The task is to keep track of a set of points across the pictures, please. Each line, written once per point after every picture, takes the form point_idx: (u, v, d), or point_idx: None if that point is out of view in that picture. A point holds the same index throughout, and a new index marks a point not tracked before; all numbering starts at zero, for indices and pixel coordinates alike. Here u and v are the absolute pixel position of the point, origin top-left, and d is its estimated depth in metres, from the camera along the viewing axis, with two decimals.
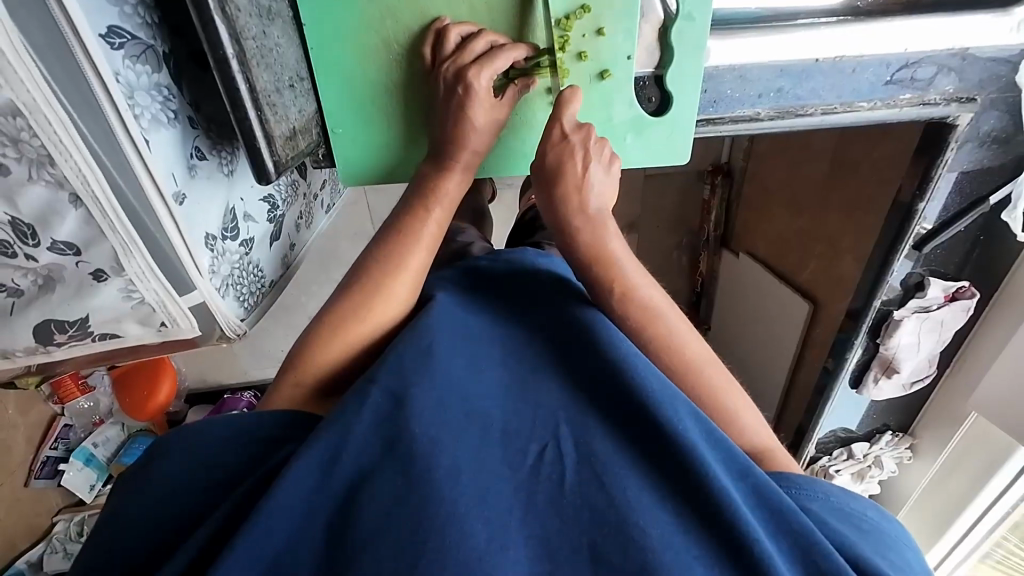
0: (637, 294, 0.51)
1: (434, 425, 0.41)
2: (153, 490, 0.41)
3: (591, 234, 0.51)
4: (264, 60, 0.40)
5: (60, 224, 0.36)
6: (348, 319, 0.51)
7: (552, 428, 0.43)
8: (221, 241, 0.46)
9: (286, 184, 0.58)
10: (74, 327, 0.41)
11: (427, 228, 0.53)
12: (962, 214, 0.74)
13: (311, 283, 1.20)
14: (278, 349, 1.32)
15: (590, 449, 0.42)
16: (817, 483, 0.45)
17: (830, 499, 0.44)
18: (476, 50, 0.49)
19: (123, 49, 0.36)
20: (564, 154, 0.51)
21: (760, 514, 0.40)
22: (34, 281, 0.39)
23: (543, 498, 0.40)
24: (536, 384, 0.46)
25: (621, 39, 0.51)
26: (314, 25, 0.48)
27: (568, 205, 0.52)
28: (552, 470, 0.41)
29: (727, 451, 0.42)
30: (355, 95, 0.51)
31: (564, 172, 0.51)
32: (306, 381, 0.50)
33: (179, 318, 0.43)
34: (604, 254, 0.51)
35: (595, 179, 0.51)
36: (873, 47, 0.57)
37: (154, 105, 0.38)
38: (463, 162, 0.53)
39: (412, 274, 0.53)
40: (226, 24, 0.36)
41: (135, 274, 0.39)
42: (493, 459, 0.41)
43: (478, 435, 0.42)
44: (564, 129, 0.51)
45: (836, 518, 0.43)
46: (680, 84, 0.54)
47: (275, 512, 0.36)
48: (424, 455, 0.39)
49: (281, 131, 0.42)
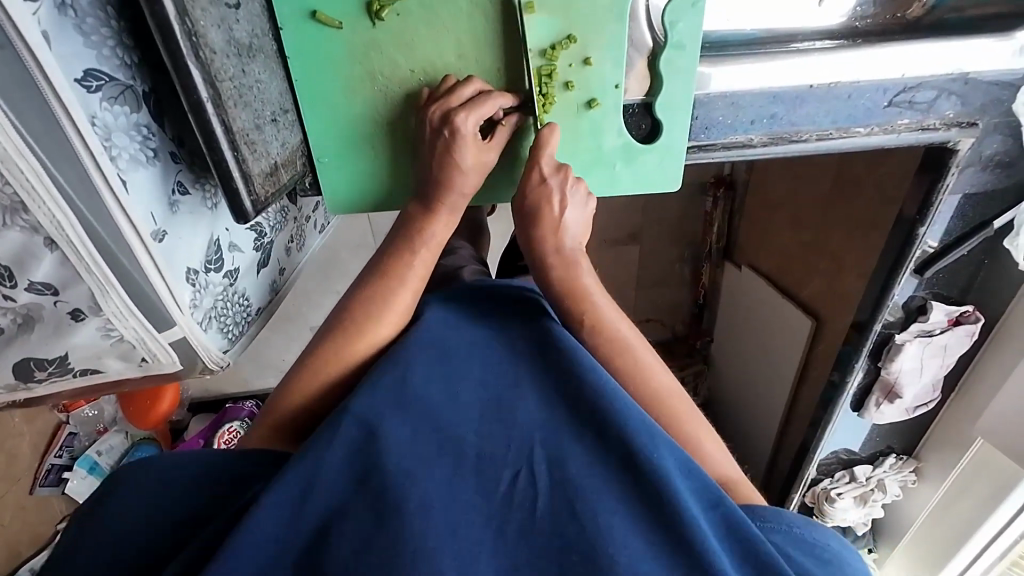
0: (609, 316, 0.54)
1: (410, 456, 0.41)
2: (112, 525, 0.40)
3: (566, 271, 0.55)
4: (242, 99, 0.39)
5: (36, 266, 0.36)
6: (328, 362, 0.51)
7: (525, 456, 0.42)
8: (204, 274, 0.46)
9: (276, 211, 0.59)
10: (54, 364, 0.41)
11: (413, 269, 0.53)
12: (966, 237, 0.72)
13: (313, 296, 1.21)
14: (279, 359, 1.32)
15: (565, 471, 0.41)
16: (799, 524, 0.43)
17: (809, 543, 0.43)
18: (465, 94, 0.48)
19: (100, 91, 0.36)
20: (542, 198, 0.52)
21: (727, 545, 0.39)
22: (14, 320, 0.39)
23: (514, 526, 0.39)
24: (508, 406, 0.45)
25: (610, 68, 0.51)
26: (299, 61, 0.48)
27: (545, 247, 0.55)
28: (523, 499, 0.40)
29: (700, 481, 0.42)
30: (342, 131, 0.51)
31: (542, 216, 0.53)
32: (285, 418, 0.50)
33: (159, 354, 0.43)
34: (577, 288, 0.54)
35: (571, 221, 0.53)
36: (871, 72, 0.56)
37: (132, 145, 0.38)
38: (449, 205, 0.52)
39: (396, 316, 0.53)
40: (200, 68, 0.35)
41: (113, 313, 0.39)
42: (465, 492, 0.40)
43: (451, 461, 0.41)
44: (543, 172, 0.52)
45: (814, 564, 0.41)
46: (670, 112, 0.54)
47: (251, 544, 0.36)
48: (399, 489, 0.39)
49: (261, 168, 0.42)
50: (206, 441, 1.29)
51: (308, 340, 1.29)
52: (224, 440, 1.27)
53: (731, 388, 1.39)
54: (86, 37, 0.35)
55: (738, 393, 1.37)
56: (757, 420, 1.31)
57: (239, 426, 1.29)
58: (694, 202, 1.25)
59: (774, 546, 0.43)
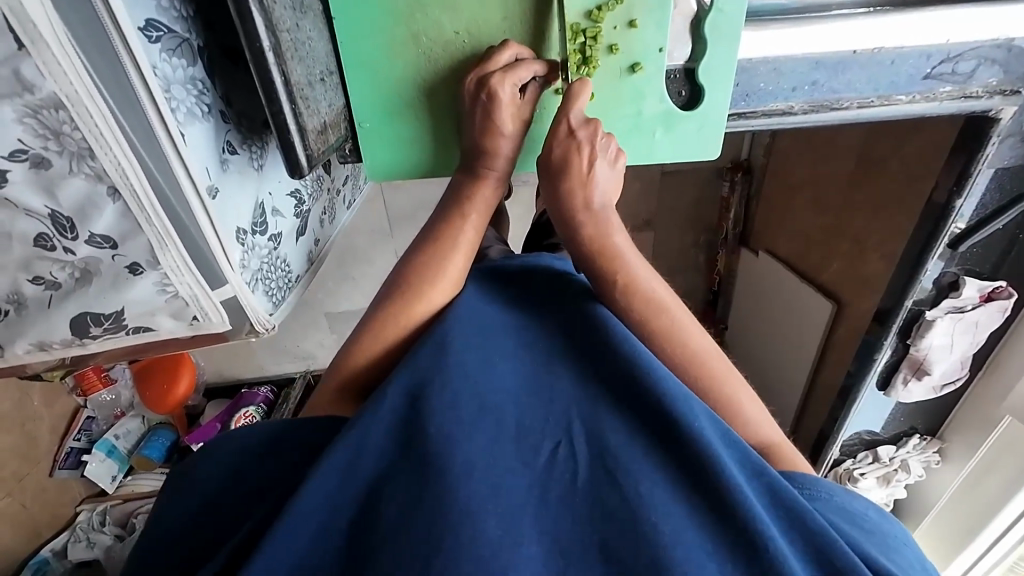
0: (641, 275, 0.49)
1: (449, 423, 0.41)
2: (192, 496, 0.41)
3: (597, 228, 0.50)
4: (297, 53, 0.40)
5: (97, 217, 0.36)
6: (381, 332, 0.50)
7: (565, 423, 0.43)
8: (252, 236, 0.46)
9: (312, 180, 0.59)
10: (109, 320, 0.42)
11: (463, 236, 0.53)
12: (1001, 210, 0.70)
13: (327, 280, 1.21)
14: (295, 344, 1.33)
15: (602, 442, 0.41)
16: (823, 483, 0.44)
17: (835, 501, 0.43)
18: (504, 60, 0.48)
19: (160, 42, 0.36)
20: (569, 151, 0.50)
21: (772, 512, 0.39)
22: (71, 274, 0.39)
23: (556, 494, 0.39)
24: (550, 375, 0.46)
25: (653, 31, 0.50)
26: (345, 22, 0.48)
27: (574, 200, 0.50)
28: (563, 470, 0.40)
29: (741, 450, 0.41)
30: (384, 95, 0.51)
31: (571, 167, 0.50)
32: (342, 389, 0.49)
33: (210, 312, 0.43)
34: (608, 245, 0.50)
35: (601, 175, 0.50)
36: (911, 38, 0.55)
37: (189, 99, 0.38)
38: (496, 171, 0.52)
39: (448, 280, 0.52)
40: (262, 15, 0.35)
41: (170, 267, 0.40)
42: (506, 456, 0.40)
43: (490, 429, 0.41)
44: (571, 124, 0.50)
45: (844, 520, 0.42)
46: (711, 79, 0.53)
47: (301, 508, 0.37)
48: (437, 456, 0.39)
49: (313, 125, 0.42)
50: (222, 425, 1.29)
51: (323, 325, 1.29)
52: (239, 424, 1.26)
53: (746, 375, 1.39)
54: None
55: (753, 379, 1.37)
56: (772, 406, 1.31)
57: (255, 411, 1.29)
58: (711, 186, 1.23)
59: None
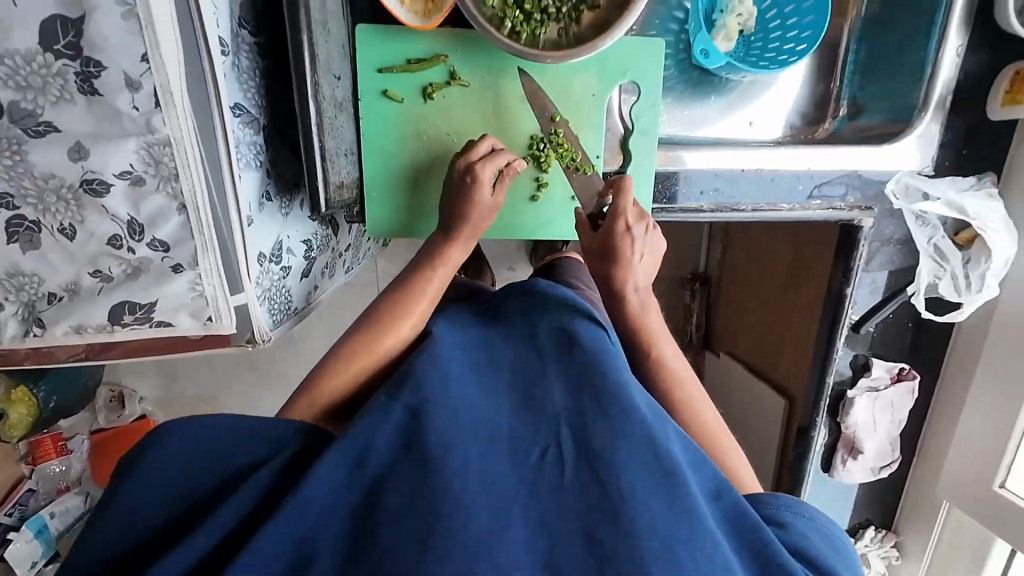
0: (666, 351, 0.61)
1: (449, 430, 0.45)
2: (174, 469, 0.44)
3: (641, 309, 0.62)
4: (332, 133, 0.56)
5: (163, 225, 0.48)
6: (355, 352, 0.59)
7: (554, 429, 0.46)
8: (268, 262, 0.59)
9: (322, 234, 0.73)
10: (142, 310, 0.51)
11: (432, 282, 0.65)
12: (885, 302, 0.83)
13: (312, 357, 1.20)
14: None
15: (590, 447, 0.44)
16: (802, 505, 0.50)
17: (813, 521, 0.49)
18: (481, 150, 0.65)
19: (240, 117, 0.52)
20: (623, 243, 0.61)
21: (726, 520, 0.44)
22: (124, 271, 0.50)
23: (546, 491, 0.43)
24: (544, 390, 0.50)
25: (592, 143, 0.69)
26: (369, 120, 0.66)
27: (625, 284, 0.62)
28: (552, 474, 0.44)
29: (706, 469, 0.47)
30: (390, 173, 0.68)
31: (621, 254, 0.61)
32: (319, 400, 0.57)
33: (224, 314, 0.53)
34: (644, 326, 0.62)
35: (645, 263, 0.62)
36: (785, 165, 0.76)
37: (249, 155, 0.54)
38: (463, 236, 0.66)
39: (416, 315, 0.63)
40: (314, 104, 0.52)
41: (205, 270, 0.51)
42: (499, 459, 0.44)
43: (486, 436, 0.46)
44: (627, 220, 0.61)
45: (811, 533, 0.48)
46: (637, 180, 0.71)
47: (307, 492, 0.41)
48: (437, 455, 0.43)
49: (334, 182, 0.57)
50: None
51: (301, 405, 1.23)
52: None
53: None
54: (241, 84, 0.52)
55: None
56: None
57: None
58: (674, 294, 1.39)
59: (779, 521, 0.48)
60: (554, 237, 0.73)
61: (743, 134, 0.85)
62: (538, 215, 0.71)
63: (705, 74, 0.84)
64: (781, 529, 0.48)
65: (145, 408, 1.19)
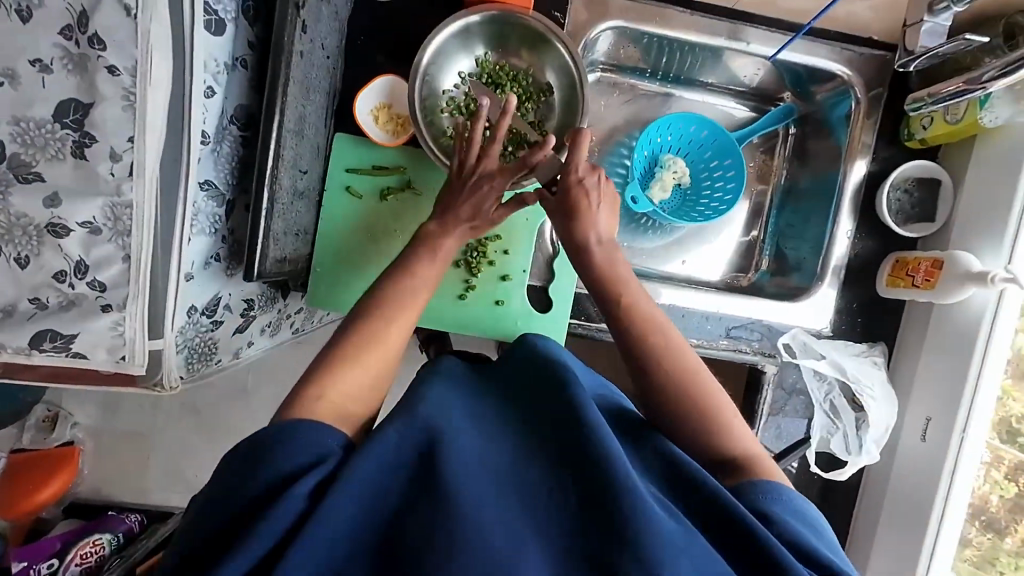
0: (652, 310, 0.59)
1: (459, 465, 0.41)
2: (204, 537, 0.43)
3: (620, 269, 0.61)
4: (283, 216, 0.65)
5: (105, 269, 0.55)
6: (326, 376, 0.52)
7: (553, 459, 0.43)
8: (199, 315, 0.65)
9: (268, 297, 0.80)
10: (63, 339, 0.56)
11: (409, 293, 0.60)
12: (792, 450, 0.82)
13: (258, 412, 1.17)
14: (193, 474, 1.19)
15: (590, 472, 0.41)
16: (782, 487, 0.48)
17: (788, 501, 0.47)
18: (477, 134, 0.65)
19: (206, 192, 0.62)
20: (581, 194, 0.61)
21: (730, 541, 0.42)
22: (60, 302, 0.56)
23: (547, 515, 0.40)
24: (537, 420, 0.47)
25: (520, 259, 0.79)
26: (330, 209, 0.76)
27: (590, 244, 0.62)
28: (557, 498, 0.41)
29: (705, 486, 0.44)
30: (338, 255, 0.76)
31: (584, 213, 0.61)
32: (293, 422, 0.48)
33: (136, 356, 0.58)
34: (631, 294, 0.59)
35: (602, 215, 0.62)
36: (698, 304, 0.83)
37: (205, 223, 0.62)
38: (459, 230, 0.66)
39: (400, 325, 0.58)
40: (268, 191, 0.60)
41: (130, 314, 0.56)
42: (501, 493, 0.41)
43: (485, 463, 0.42)
44: (582, 169, 0.61)
45: (797, 521, 0.45)
46: (558, 296, 0.79)
47: None
48: (441, 485, 0.40)
49: (273, 255, 0.64)
50: (62, 548, 1.07)
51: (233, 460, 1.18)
52: (80, 555, 1.06)
53: None
54: (216, 166, 0.62)
55: None
56: None
57: (107, 540, 1.08)
58: None
59: (763, 510, 0.46)
60: (476, 333, 0.80)
61: (674, 271, 0.95)
62: (464, 312, 0.79)
63: (643, 216, 0.95)
64: (767, 520, 0.45)
65: (74, 434, 1.16)
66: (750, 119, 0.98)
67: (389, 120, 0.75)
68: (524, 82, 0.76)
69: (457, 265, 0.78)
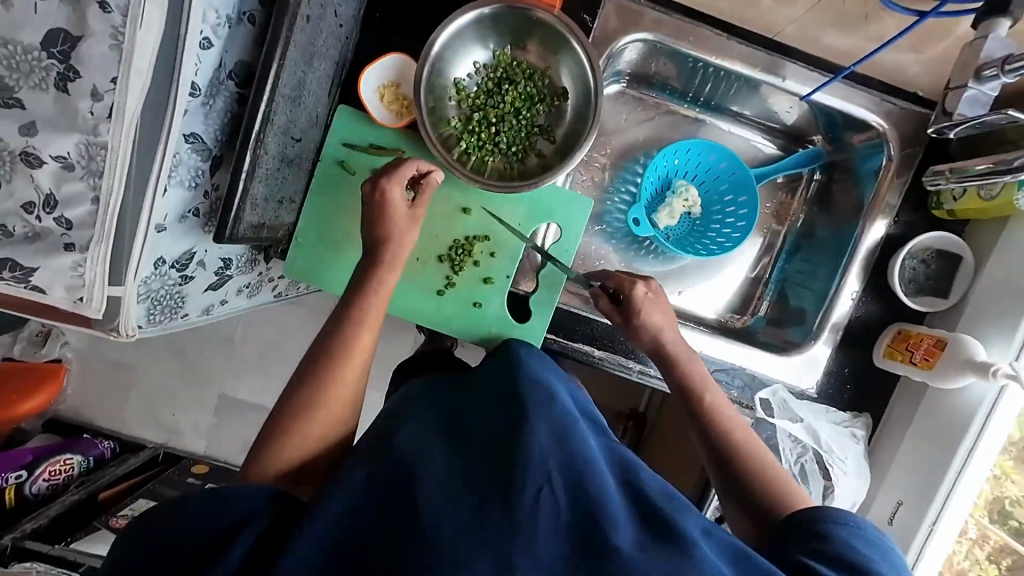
0: (693, 369, 0.69)
1: (431, 484, 0.42)
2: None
3: (657, 340, 0.70)
4: (266, 181, 0.63)
5: (73, 207, 0.54)
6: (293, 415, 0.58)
7: (546, 473, 0.43)
8: (168, 267, 0.65)
9: (248, 259, 0.79)
10: (21, 271, 0.55)
11: (370, 312, 0.64)
12: None
13: (241, 366, 1.17)
14: (169, 415, 1.19)
15: (581, 491, 0.42)
16: (848, 514, 0.52)
17: (861, 529, 0.51)
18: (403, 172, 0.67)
19: (190, 144, 0.60)
20: (624, 288, 0.70)
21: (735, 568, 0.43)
22: (27, 232, 0.55)
23: (543, 533, 0.39)
24: (524, 435, 0.46)
25: (505, 263, 0.76)
26: (321, 180, 0.74)
27: (643, 316, 0.70)
28: (547, 512, 0.41)
29: (694, 516, 0.45)
30: (321, 228, 0.75)
31: (629, 297, 0.70)
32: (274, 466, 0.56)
33: (94, 299, 0.57)
34: (665, 350, 0.70)
35: (646, 300, 0.70)
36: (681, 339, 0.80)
37: (185, 176, 0.61)
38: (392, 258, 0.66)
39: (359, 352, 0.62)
40: (252, 154, 0.58)
41: (92, 257, 0.55)
42: (478, 504, 0.41)
43: (462, 478, 0.43)
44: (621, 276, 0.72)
45: (860, 542, 0.50)
46: (538, 308, 0.77)
47: None
48: (416, 501, 0.41)
49: (249, 219, 0.62)
50: (31, 461, 1.07)
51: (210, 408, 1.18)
52: (49, 472, 1.06)
53: None
54: (206, 120, 0.61)
55: None
56: None
57: (76, 462, 1.08)
58: None
59: (825, 531, 0.51)
60: (449, 330, 0.77)
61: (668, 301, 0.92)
62: (439, 307, 0.76)
63: (646, 239, 0.91)
64: (828, 538, 0.50)
65: (64, 353, 1.18)
66: (776, 158, 0.94)
67: (394, 100, 0.73)
68: (539, 82, 0.74)
69: (440, 259, 0.76)
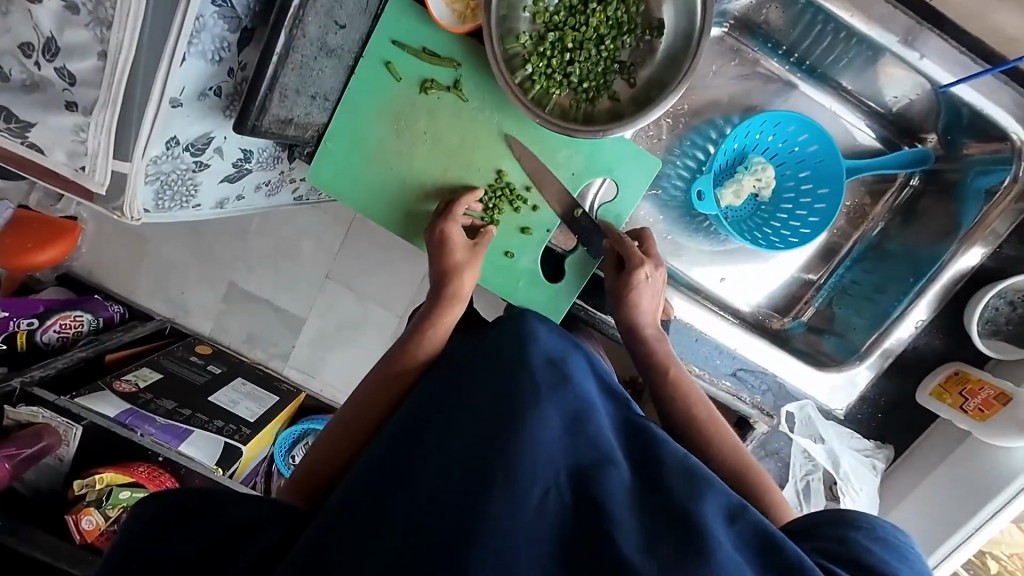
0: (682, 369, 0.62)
1: (430, 466, 0.39)
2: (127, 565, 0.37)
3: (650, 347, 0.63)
4: (299, 69, 0.54)
5: (78, 60, 0.47)
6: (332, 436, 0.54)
7: (553, 471, 0.38)
8: (181, 150, 0.57)
9: (270, 155, 0.71)
10: (18, 124, 0.50)
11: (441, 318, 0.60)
12: None
13: (254, 260, 1.13)
14: (179, 293, 1.17)
15: (592, 490, 0.38)
16: (867, 516, 0.44)
17: (875, 530, 0.43)
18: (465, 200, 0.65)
19: (217, 7, 0.49)
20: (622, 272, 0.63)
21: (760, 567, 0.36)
22: (25, 80, 0.49)
23: (549, 541, 0.35)
24: (536, 420, 0.42)
25: (548, 215, 0.68)
26: (361, 80, 0.65)
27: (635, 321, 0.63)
28: (553, 508, 0.36)
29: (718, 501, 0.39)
30: (353, 136, 0.66)
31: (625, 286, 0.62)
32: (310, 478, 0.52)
33: (96, 171, 0.50)
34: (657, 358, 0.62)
35: (642, 292, 0.63)
36: (715, 332, 0.74)
37: (208, 45, 0.51)
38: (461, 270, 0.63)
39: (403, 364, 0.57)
40: (287, 36, 0.49)
41: (95, 123, 0.49)
42: (480, 488, 0.36)
43: (463, 460, 0.39)
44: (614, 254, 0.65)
45: (877, 546, 0.42)
46: (573, 271, 0.70)
47: None
48: (411, 484, 0.37)
49: (275, 112, 0.54)
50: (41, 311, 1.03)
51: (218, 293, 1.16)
52: (60, 325, 1.03)
53: None
54: None
55: None
56: None
57: (87, 321, 1.06)
58: None
59: (836, 532, 0.43)
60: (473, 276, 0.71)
61: (707, 286, 0.84)
62: None
63: (702, 216, 0.82)
64: (841, 540, 0.42)
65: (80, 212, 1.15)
66: (873, 151, 0.82)
67: None
68: (632, 8, 0.62)
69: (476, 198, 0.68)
